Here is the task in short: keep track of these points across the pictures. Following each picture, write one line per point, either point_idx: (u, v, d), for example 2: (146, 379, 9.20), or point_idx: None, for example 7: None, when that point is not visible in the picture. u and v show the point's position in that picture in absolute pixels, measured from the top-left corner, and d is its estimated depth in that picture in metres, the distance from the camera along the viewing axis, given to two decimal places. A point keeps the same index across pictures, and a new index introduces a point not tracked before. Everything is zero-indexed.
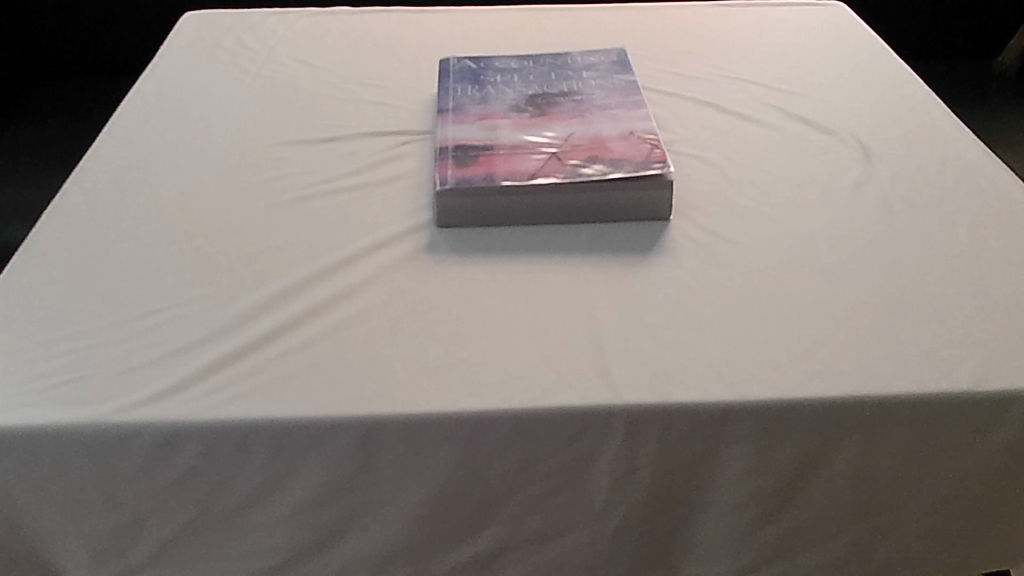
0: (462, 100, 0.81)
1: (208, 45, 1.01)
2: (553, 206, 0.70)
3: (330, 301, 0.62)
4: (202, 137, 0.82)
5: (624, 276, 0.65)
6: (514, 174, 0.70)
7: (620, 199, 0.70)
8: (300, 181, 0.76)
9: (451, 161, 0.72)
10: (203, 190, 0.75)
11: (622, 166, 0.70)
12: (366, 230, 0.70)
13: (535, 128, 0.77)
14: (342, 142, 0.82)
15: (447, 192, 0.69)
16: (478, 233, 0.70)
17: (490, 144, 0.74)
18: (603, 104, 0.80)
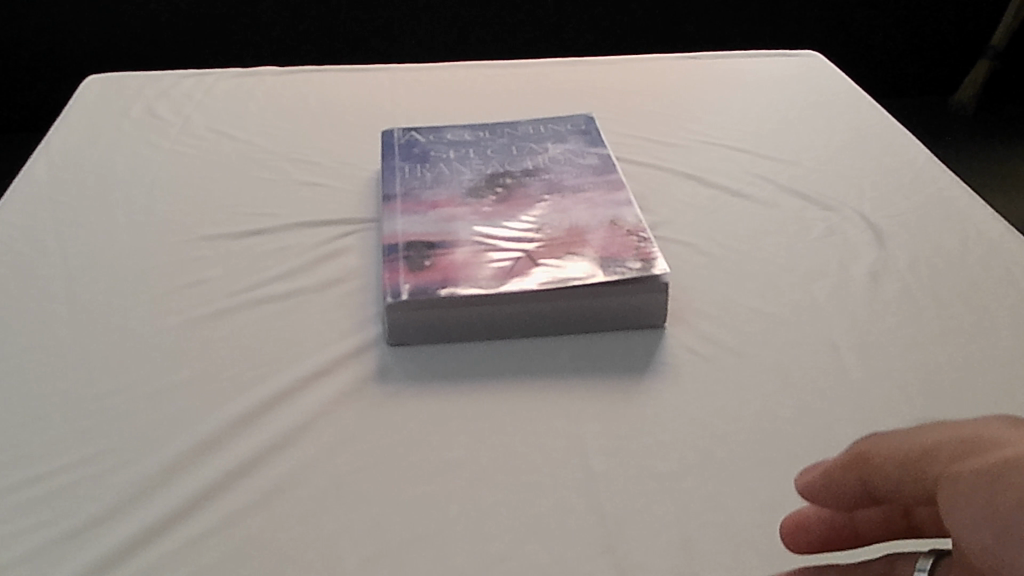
0: (411, 183, 0.70)
1: (115, 114, 0.88)
2: (529, 317, 0.59)
3: (258, 456, 0.50)
4: (104, 234, 0.70)
5: (617, 407, 0.54)
6: (480, 280, 0.59)
7: (607, 306, 0.59)
8: (224, 288, 0.64)
9: (403, 264, 0.60)
10: (104, 305, 0.62)
11: (608, 267, 0.59)
12: (303, 352, 0.58)
13: (499, 217, 0.65)
14: (274, 235, 0.70)
15: (401, 304, 0.57)
16: (440, 351, 0.58)
17: (449, 241, 0.63)
18: (577, 185, 0.69)
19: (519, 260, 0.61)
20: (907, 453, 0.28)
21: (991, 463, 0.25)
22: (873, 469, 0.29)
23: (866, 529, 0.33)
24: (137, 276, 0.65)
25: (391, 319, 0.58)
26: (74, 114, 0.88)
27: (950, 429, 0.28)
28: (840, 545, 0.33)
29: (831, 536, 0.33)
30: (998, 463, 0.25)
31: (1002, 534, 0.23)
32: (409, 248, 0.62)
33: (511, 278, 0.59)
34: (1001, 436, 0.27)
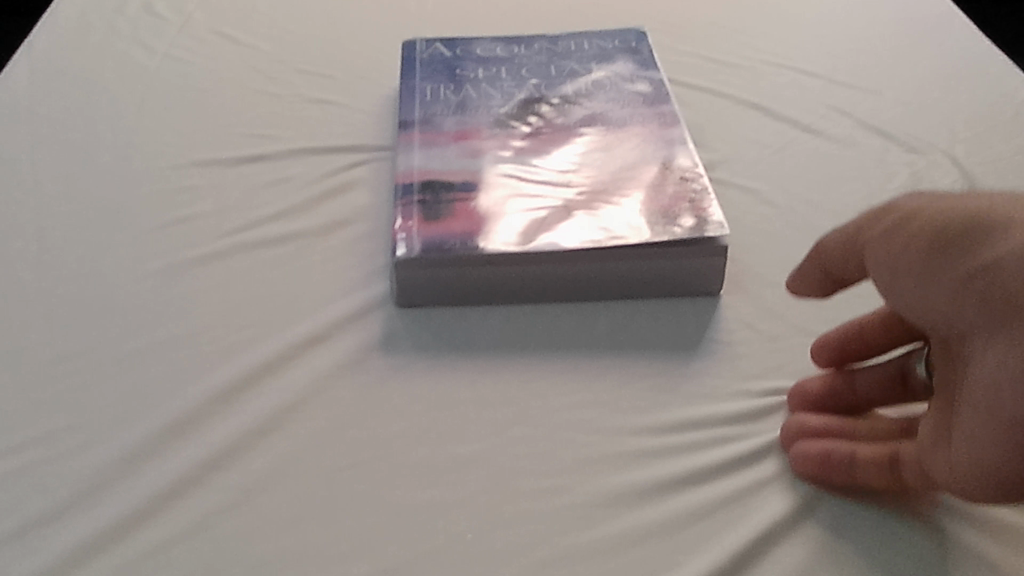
0: (432, 108, 0.60)
1: (109, 9, 0.79)
2: (561, 280, 0.50)
3: (236, 444, 0.43)
4: (85, 153, 0.61)
5: (659, 398, 0.46)
6: (504, 234, 0.50)
7: (652, 270, 0.50)
8: (213, 227, 0.56)
9: (417, 211, 0.52)
10: (77, 242, 0.54)
11: (655, 224, 0.50)
12: (298, 312, 0.50)
13: (531, 156, 0.57)
14: (274, 163, 0.61)
15: (411, 262, 0.49)
16: (456, 316, 0.50)
17: (472, 184, 0.54)
18: (624, 117, 0.60)
19: (552, 210, 0.52)
20: (891, 222, 0.36)
21: (943, 217, 0.34)
22: (866, 251, 0.38)
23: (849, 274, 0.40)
24: (116, 207, 0.57)
25: (400, 279, 0.50)
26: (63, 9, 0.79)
27: (930, 196, 0.36)
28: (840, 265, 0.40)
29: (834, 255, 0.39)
30: (925, 218, 0.35)
31: (983, 316, 0.31)
32: (425, 190, 0.53)
33: (541, 235, 0.50)
34: (982, 203, 0.34)
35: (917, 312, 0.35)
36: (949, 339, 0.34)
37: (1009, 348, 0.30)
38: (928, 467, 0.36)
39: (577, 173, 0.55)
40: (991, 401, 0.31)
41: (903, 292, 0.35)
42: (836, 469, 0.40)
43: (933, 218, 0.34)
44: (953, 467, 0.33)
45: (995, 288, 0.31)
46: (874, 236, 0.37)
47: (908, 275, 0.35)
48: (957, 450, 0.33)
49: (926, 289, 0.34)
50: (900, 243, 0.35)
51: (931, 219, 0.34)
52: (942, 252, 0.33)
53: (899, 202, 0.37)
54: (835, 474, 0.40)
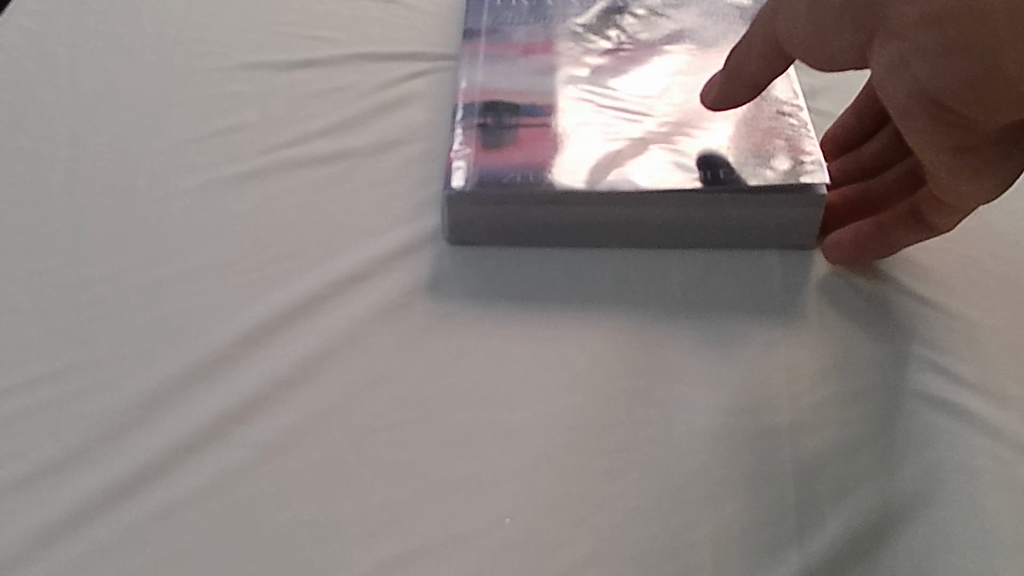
0: (502, 15, 0.54)
1: None
2: (632, 224, 0.45)
3: (264, 393, 0.39)
4: (125, 48, 0.56)
5: (734, 370, 0.41)
6: (572, 168, 0.45)
7: (736, 218, 0.45)
8: (257, 140, 0.51)
9: (476, 137, 0.46)
10: (111, 154, 0.50)
11: (744, 165, 0.44)
12: (341, 245, 0.46)
13: (607, 77, 0.50)
14: (326, 67, 0.56)
15: (466, 195, 0.44)
16: (513, 260, 0.45)
17: (540, 107, 0.48)
18: (718, 35, 0.53)
19: (628, 141, 0.46)
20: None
21: None
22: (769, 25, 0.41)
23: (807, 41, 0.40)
24: (156, 112, 0.53)
25: (453, 213, 0.45)
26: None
27: None
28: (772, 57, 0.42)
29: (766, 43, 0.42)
30: None
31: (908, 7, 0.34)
32: (487, 112, 0.48)
33: (614, 171, 0.44)
34: None
35: (803, 45, 0.40)
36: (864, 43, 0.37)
37: (894, 36, 0.35)
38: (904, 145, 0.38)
39: (660, 99, 0.49)
40: (913, 73, 0.35)
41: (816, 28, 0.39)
42: (874, 244, 0.43)
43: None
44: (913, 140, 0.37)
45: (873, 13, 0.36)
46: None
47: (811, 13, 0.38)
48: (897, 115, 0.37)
49: (802, 17, 0.39)
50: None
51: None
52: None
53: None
54: (874, 250, 0.43)
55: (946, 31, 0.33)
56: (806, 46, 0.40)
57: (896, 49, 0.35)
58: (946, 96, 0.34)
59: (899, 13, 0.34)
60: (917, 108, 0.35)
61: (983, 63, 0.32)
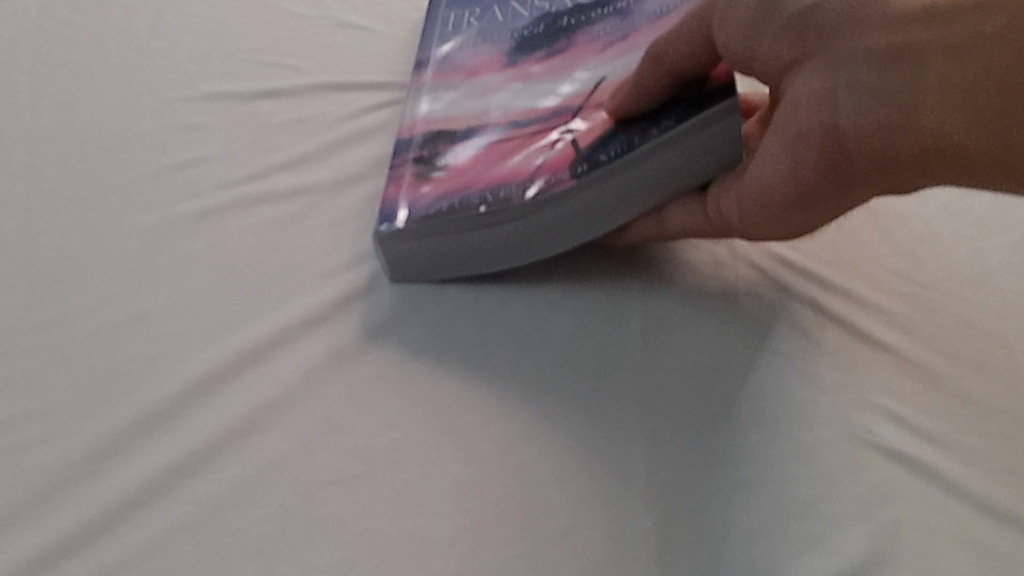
0: (450, 40, 0.56)
1: None
2: (562, 211, 0.43)
3: (215, 445, 0.39)
4: (88, 79, 0.55)
5: (690, 420, 0.40)
6: (499, 187, 0.43)
7: (664, 178, 0.42)
8: (217, 176, 0.51)
9: (409, 167, 0.47)
10: (70, 190, 0.50)
11: (653, 125, 0.42)
12: (299, 286, 0.46)
13: (547, 80, 0.50)
14: (290, 98, 0.55)
15: (395, 235, 0.44)
16: (472, 303, 0.45)
17: (475, 128, 0.49)
18: (661, 5, 0.52)
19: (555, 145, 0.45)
20: None
21: None
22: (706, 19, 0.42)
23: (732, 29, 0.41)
24: (116, 146, 0.52)
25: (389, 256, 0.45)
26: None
27: None
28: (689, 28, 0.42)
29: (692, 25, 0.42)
30: None
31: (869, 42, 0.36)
32: (426, 141, 0.49)
33: (536, 178, 0.43)
34: None
35: (735, 47, 0.41)
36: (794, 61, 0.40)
37: (829, 67, 0.38)
38: (751, 177, 0.42)
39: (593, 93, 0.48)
40: (832, 107, 0.38)
41: (759, 36, 0.40)
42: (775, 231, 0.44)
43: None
44: (785, 170, 0.41)
45: (820, 28, 0.38)
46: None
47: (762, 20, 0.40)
48: (787, 139, 0.40)
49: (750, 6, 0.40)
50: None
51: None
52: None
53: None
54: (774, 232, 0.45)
55: (884, 76, 0.36)
56: (735, 52, 0.42)
57: (825, 82, 0.38)
58: (853, 129, 0.37)
59: (856, 42, 0.37)
60: (814, 138, 0.39)
61: (903, 112, 0.35)
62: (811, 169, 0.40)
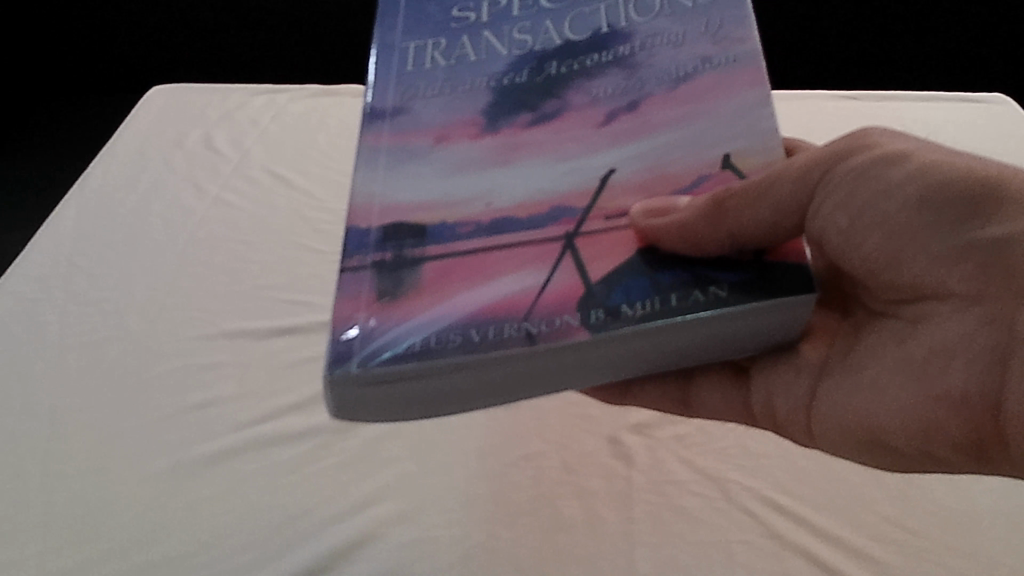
0: (412, 85, 0.40)
1: (169, 135, 0.75)
2: (565, 361, 0.31)
3: None
4: (113, 317, 0.59)
5: None
6: (485, 324, 0.31)
7: (681, 344, 0.31)
8: (232, 418, 0.54)
9: (362, 290, 0.33)
10: (94, 430, 0.53)
11: (706, 280, 0.31)
12: (300, 536, 0.48)
13: (534, 154, 0.37)
14: (304, 337, 0.59)
15: (355, 386, 0.30)
16: (469, 555, 0.47)
17: (454, 224, 0.35)
18: (676, 66, 0.38)
19: (555, 264, 0.33)
20: (907, 168, 0.34)
21: (951, 169, 0.33)
22: (819, 195, 0.35)
23: (879, 211, 0.35)
24: (138, 384, 0.55)
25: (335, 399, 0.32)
26: (126, 133, 0.76)
27: (934, 146, 0.35)
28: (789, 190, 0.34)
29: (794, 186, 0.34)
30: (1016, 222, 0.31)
31: None
32: (387, 243, 0.35)
33: (536, 317, 0.31)
34: (998, 167, 0.33)
35: (873, 244, 0.35)
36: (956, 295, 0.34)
37: (994, 323, 0.32)
38: (856, 416, 0.36)
39: (598, 189, 0.35)
40: (1000, 375, 0.31)
41: (903, 241, 0.34)
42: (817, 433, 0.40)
43: (956, 190, 0.33)
44: (906, 420, 0.34)
45: (1004, 265, 0.32)
46: (889, 181, 0.34)
47: (914, 227, 0.34)
48: (923, 391, 0.34)
49: (914, 204, 0.34)
50: (916, 200, 0.34)
51: (959, 175, 0.33)
52: (957, 199, 0.33)
53: (873, 132, 0.37)
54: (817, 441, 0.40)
55: None
56: (866, 254, 0.35)
57: (990, 342, 0.32)
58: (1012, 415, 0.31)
59: None
60: (962, 405, 0.33)
61: None
62: (949, 438, 0.33)
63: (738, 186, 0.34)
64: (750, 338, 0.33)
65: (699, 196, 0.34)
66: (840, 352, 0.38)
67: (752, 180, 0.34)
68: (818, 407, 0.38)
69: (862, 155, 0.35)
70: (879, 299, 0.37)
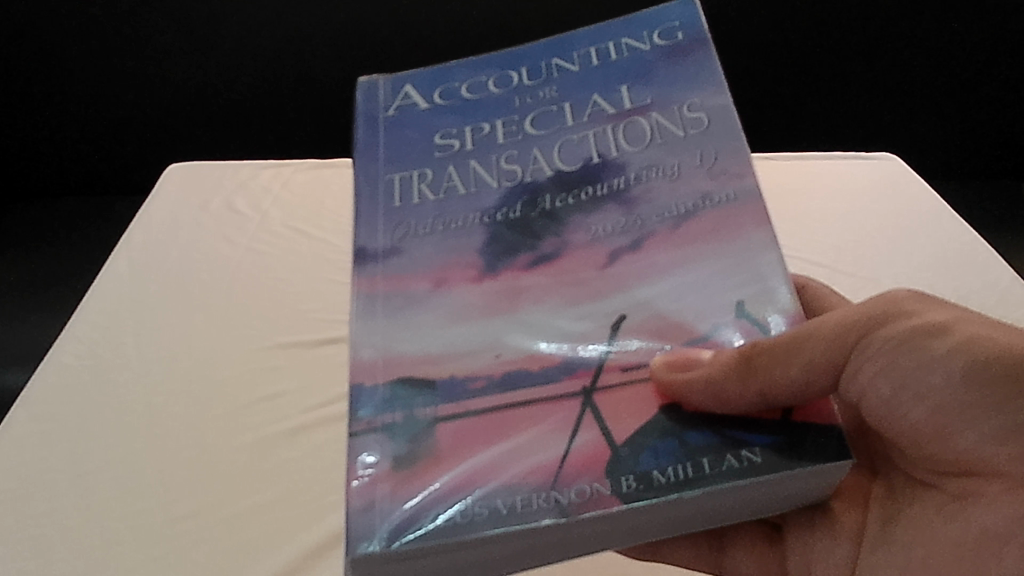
0: (402, 224, 0.51)
1: (195, 207, 0.95)
2: (595, 525, 0.40)
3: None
4: (174, 334, 0.78)
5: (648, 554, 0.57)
6: (524, 492, 0.40)
7: (729, 504, 0.41)
8: (293, 403, 0.71)
9: (383, 459, 0.42)
10: (202, 404, 0.72)
11: (734, 446, 0.41)
12: None
13: (542, 298, 0.48)
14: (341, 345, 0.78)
15: (383, 556, 0.39)
16: None
17: (465, 378, 0.45)
18: (678, 201, 0.49)
19: (576, 428, 0.42)
20: (947, 346, 0.44)
21: (994, 353, 0.43)
22: (859, 363, 0.45)
23: (919, 383, 0.45)
24: (218, 374, 0.74)
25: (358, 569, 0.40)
26: (156, 202, 0.96)
27: (960, 317, 0.45)
28: (819, 352, 0.44)
29: (826, 348, 0.44)
30: None
31: None
32: (396, 402, 0.45)
33: (563, 484, 0.40)
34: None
35: (918, 411, 0.46)
36: (999, 472, 0.45)
37: None
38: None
39: (605, 355, 0.45)
40: None
41: (947, 416, 0.45)
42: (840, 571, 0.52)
43: (999, 366, 0.43)
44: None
45: None
46: (931, 353, 0.44)
47: (964, 400, 0.44)
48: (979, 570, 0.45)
49: (958, 383, 0.44)
50: (960, 374, 0.44)
51: (994, 355, 0.43)
52: (998, 385, 0.43)
53: (901, 298, 0.47)
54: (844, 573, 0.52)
55: None
56: (916, 419, 0.46)
57: None
58: None
59: None
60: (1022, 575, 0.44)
61: None
62: None
63: (766, 345, 0.44)
64: (784, 496, 0.43)
65: (722, 353, 0.44)
66: (875, 517, 0.50)
67: (784, 338, 0.44)
68: (864, 566, 0.50)
69: (894, 324, 0.45)
70: (928, 462, 0.48)
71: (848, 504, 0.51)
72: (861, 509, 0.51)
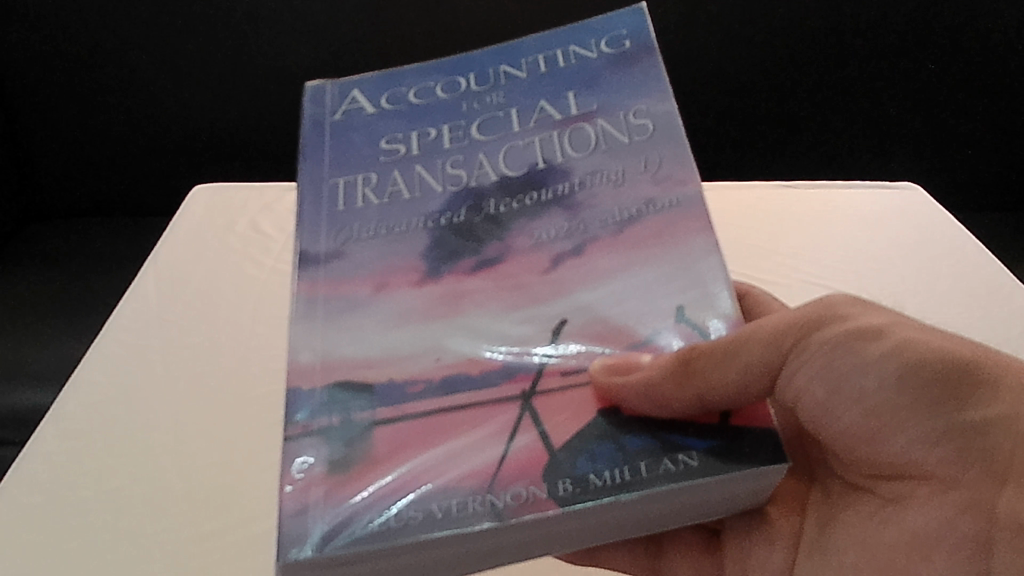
0: (345, 229, 0.60)
1: (220, 228, 1.06)
2: (520, 530, 0.47)
3: None
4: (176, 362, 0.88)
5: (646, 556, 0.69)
6: (458, 497, 0.47)
7: (671, 504, 0.49)
8: None
9: (318, 464, 0.50)
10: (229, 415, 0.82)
11: (665, 453, 0.48)
12: None
13: (491, 298, 0.56)
14: None
15: (314, 560, 0.46)
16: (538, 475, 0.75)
17: (405, 383, 0.53)
18: (621, 207, 0.58)
19: (514, 434, 0.50)
20: (882, 351, 0.52)
21: (933, 362, 0.51)
22: (798, 367, 0.53)
23: (850, 382, 0.53)
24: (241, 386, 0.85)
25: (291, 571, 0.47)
26: (182, 228, 1.06)
27: (895, 326, 0.53)
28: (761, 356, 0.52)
29: (764, 352, 0.52)
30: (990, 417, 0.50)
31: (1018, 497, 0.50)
32: (333, 406, 0.52)
33: (496, 488, 0.48)
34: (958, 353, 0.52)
35: (853, 411, 0.54)
36: (930, 475, 0.53)
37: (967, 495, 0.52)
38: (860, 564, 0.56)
39: (543, 363, 0.53)
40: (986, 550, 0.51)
41: (880, 416, 0.53)
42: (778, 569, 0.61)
43: (928, 372, 0.51)
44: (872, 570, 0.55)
45: (976, 439, 0.51)
46: (865, 357, 0.52)
47: (894, 401, 0.52)
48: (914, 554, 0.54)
49: (892, 386, 0.52)
50: (893, 377, 0.52)
51: (927, 362, 0.51)
52: (935, 389, 0.51)
53: (837, 310, 0.55)
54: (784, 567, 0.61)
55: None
56: (852, 419, 0.54)
57: (970, 518, 0.52)
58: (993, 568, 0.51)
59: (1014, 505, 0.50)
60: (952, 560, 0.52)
61: None
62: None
63: (704, 351, 0.51)
64: (722, 495, 0.51)
65: (662, 358, 0.52)
66: (811, 521, 0.60)
67: (720, 347, 0.52)
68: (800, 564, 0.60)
69: (829, 327, 0.54)
70: (862, 462, 0.56)
71: (786, 510, 0.61)
72: (798, 514, 0.61)
